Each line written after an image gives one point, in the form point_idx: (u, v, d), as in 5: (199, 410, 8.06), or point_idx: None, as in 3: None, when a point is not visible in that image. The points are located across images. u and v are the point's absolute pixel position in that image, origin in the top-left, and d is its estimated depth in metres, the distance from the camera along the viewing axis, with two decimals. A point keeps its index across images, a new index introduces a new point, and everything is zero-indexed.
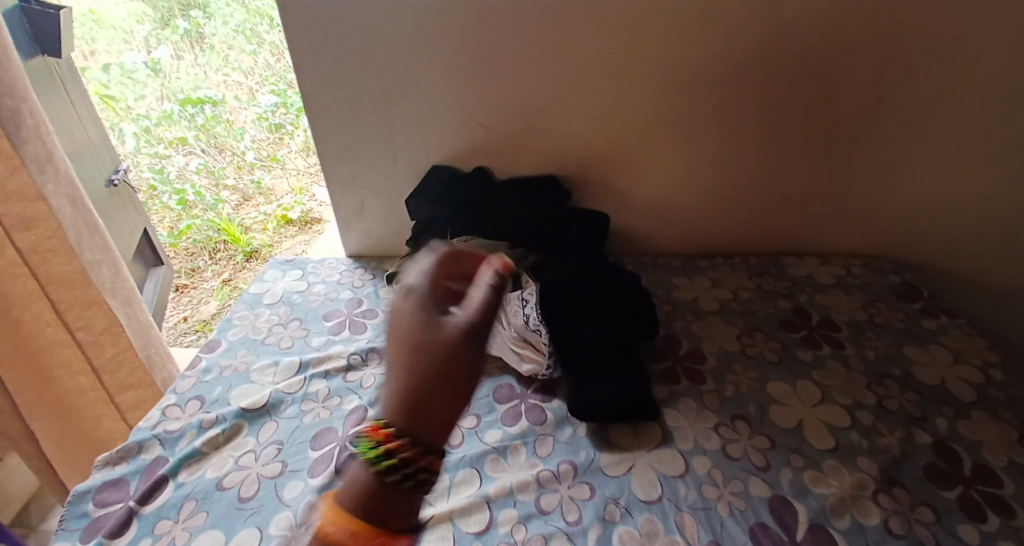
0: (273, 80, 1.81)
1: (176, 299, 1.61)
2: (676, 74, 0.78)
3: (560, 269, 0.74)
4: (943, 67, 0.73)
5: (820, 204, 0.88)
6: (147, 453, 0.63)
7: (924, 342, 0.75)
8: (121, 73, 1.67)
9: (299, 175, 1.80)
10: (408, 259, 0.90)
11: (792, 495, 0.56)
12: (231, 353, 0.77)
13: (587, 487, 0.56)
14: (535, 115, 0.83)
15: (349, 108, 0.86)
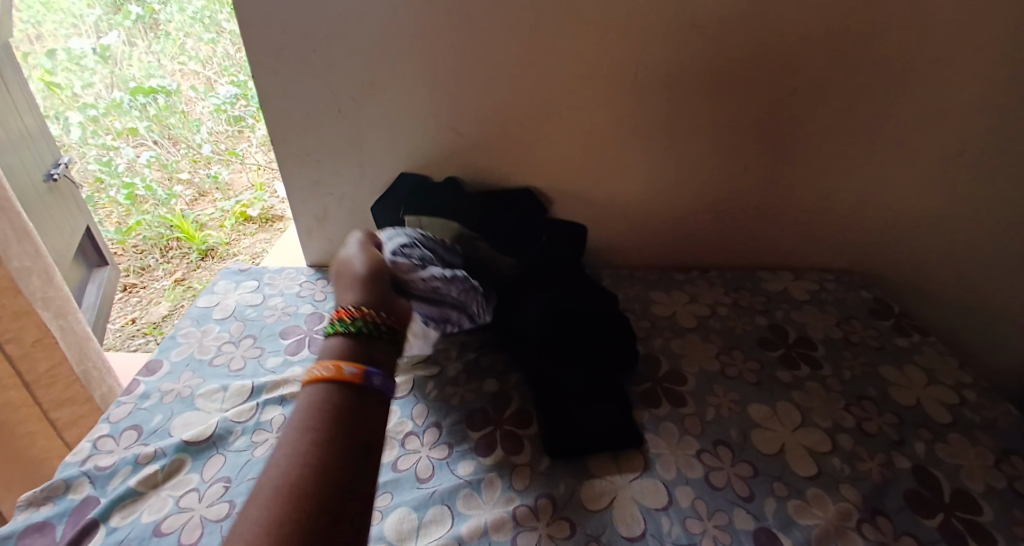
0: (232, 71, 1.68)
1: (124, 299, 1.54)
2: (657, 86, 0.75)
3: (536, 295, 0.69)
4: (920, 89, 0.73)
5: (796, 219, 0.87)
6: (75, 493, 0.57)
7: (899, 361, 0.75)
8: (67, 59, 1.58)
9: (259, 170, 1.68)
10: None
11: (778, 528, 0.53)
12: (175, 376, 0.71)
13: (566, 525, 0.53)
14: (511, 124, 0.79)
15: (311, 110, 0.80)
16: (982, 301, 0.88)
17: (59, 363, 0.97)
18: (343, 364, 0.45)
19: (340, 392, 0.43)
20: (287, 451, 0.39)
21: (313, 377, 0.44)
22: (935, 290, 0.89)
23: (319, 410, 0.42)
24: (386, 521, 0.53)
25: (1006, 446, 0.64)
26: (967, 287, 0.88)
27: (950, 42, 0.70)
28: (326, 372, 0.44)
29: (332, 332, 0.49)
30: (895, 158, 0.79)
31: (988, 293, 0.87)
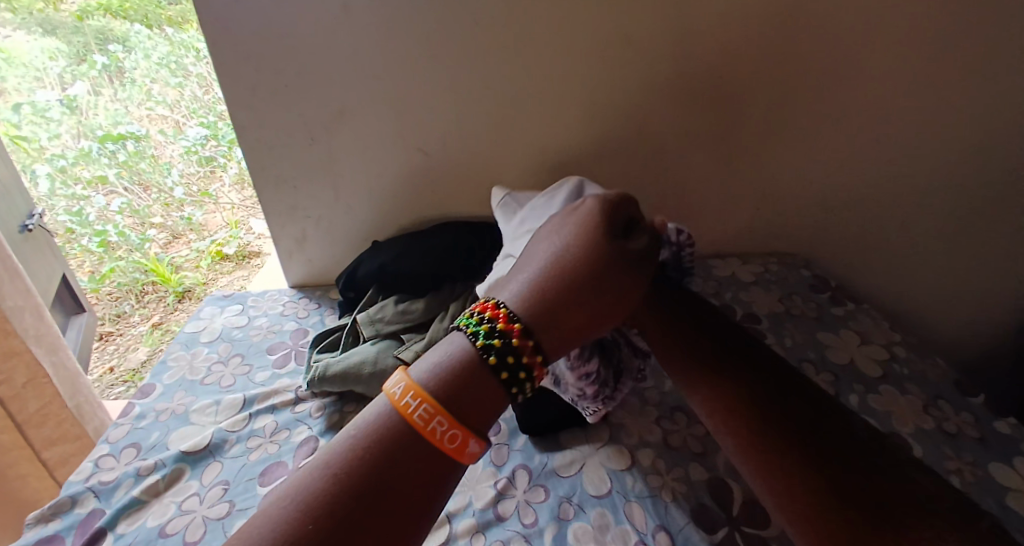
0: (201, 113, 1.73)
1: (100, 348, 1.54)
2: (601, 99, 0.83)
3: None
4: (837, 89, 0.81)
5: (740, 211, 0.94)
6: (81, 507, 0.61)
7: (835, 327, 0.83)
8: (32, 111, 1.59)
9: (233, 209, 1.71)
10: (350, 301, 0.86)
11: (728, 476, 0.59)
12: (168, 396, 0.75)
13: (541, 490, 0.59)
14: (470, 141, 0.86)
15: (285, 140, 0.86)
16: (913, 273, 0.96)
17: (49, 401, 1.00)
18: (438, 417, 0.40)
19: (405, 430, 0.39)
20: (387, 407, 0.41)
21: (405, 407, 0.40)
22: (869, 267, 0.97)
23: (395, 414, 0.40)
24: None
25: (934, 392, 0.73)
26: (899, 262, 0.96)
27: (857, 48, 0.78)
28: (420, 412, 0.40)
29: (467, 328, 0.44)
30: (823, 153, 0.87)
31: (920, 265, 0.95)
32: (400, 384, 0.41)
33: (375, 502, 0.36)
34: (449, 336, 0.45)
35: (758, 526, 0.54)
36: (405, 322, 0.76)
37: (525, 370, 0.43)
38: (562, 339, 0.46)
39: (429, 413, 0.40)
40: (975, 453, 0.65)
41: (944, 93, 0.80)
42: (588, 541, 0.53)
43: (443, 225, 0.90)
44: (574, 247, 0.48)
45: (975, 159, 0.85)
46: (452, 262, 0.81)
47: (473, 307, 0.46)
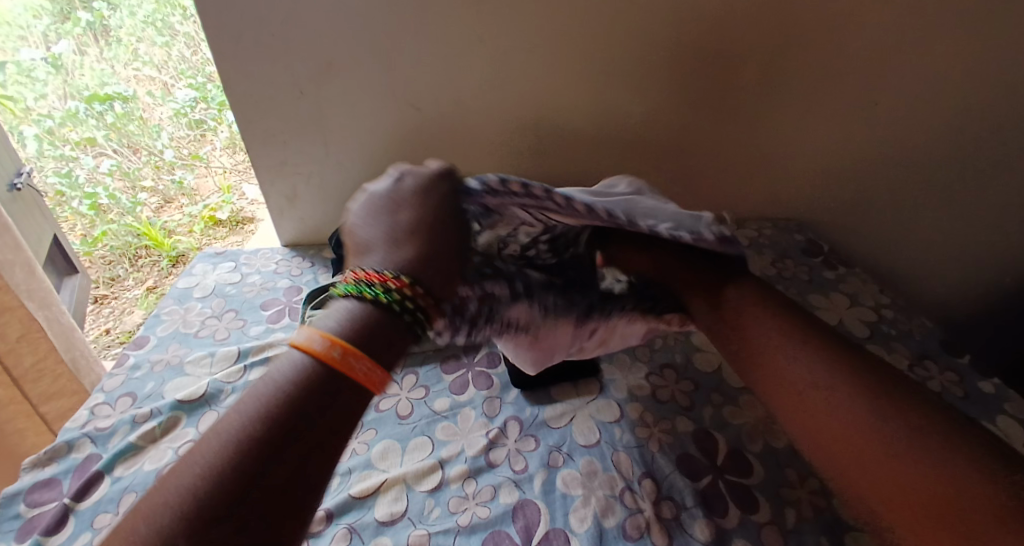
0: (189, 74, 1.68)
1: (94, 312, 1.52)
2: (598, 55, 0.81)
3: None
4: (839, 49, 0.79)
5: (735, 174, 0.94)
6: (78, 452, 0.62)
7: (825, 289, 0.84)
8: (17, 71, 1.52)
9: (225, 173, 1.69)
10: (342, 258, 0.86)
11: (714, 428, 0.61)
12: (162, 348, 0.76)
13: (532, 440, 0.60)
14: (464, 97, 0.85)
15: (274, 93, 0.84)
16: (905, 237, 0.97)
17: (45, 357, 1.01)
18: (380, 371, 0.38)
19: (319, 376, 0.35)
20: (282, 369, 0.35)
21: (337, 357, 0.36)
22: (862, 231, 0.98)
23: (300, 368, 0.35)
24: (372, 451, 0.60)
25: (919, 352, 0.74)
26: (892, 226, 0.96)
27: (862, 7, 0.76)
28: (358, 365, 0.36)
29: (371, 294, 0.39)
30: (820, 115, 0.86)
31: (912, 229, 0.96)
32: (324, 336, 0.36)
33: (307, 456, 0.33)
34: (339, 302, 0.39)
35: (740, 474, 0.56)
36: None
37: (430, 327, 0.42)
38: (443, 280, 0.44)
39: (369, 367, 0.37)
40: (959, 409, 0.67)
41: (946, 54, 0.78)
42: (576, 487, 0.55)
43: None
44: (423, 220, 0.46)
45: (974, 124, 0.84)
46: None
47: (371, 274, 0.40)
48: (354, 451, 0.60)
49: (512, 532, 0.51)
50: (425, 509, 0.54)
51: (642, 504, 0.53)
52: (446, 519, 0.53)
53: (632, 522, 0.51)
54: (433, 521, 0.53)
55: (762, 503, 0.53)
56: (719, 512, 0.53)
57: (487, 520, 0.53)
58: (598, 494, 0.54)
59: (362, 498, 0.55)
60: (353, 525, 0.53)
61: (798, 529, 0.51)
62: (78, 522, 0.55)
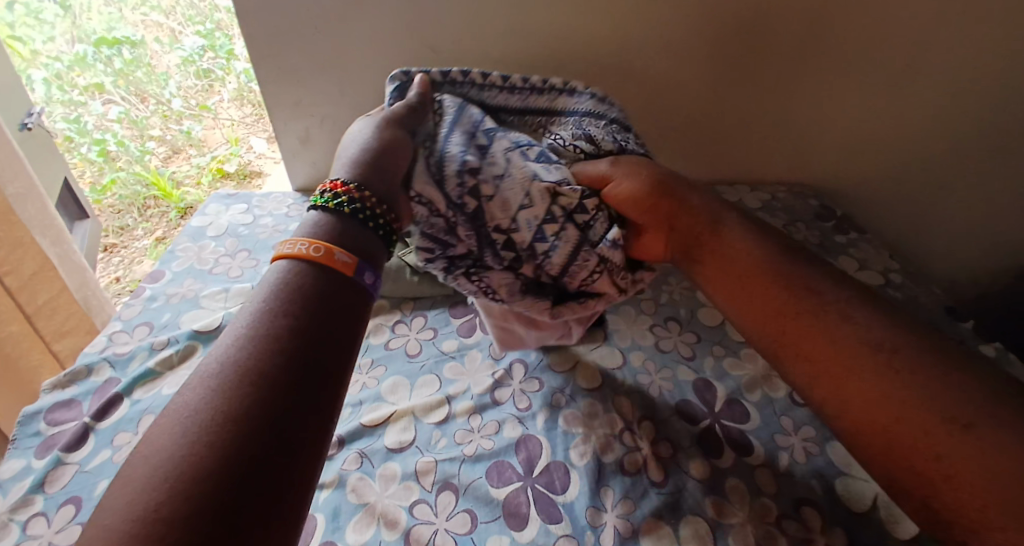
0: (198, 20, 1.63)
1: (104, 260, 1.55)
2: (620, 3, 0.79)
3: None
4: (870, 5, 0.76)
5: (753, 135, 0.92)
6: (97, 375, 0.66)
7: (834, 253, 0.84)
8: (26, 13, 1.56)
9: (233, 125, 1.66)
10: None
11: (714, 378, 0.62)
12: (178, 282, 0.78)
13: (536, 381, 0.62)
14: (479, 41, 0.83)
15: (289, 29, 0.83)
16: (923, 207, 0.95)
17: (58, 294, 1.03)
18: (336, 249, 0.43)
19: (312, 272, 0.41)
20: (269, 309, 0.38)
21: (295, 254, 0.42)
22: (878, 199, 0.96)
23: (294, 288, 0.40)
24: (382, 385, 0.62)
25: (925, 316, 0.74)
26: (911, 195, 0.94)
27: None
28: (310, 249, 0.42)
29: (319, 205, 0.46)
30: (847, 77, 0.83)
31: (929, 201, 0.94)
32: (287, 241, 0.43)
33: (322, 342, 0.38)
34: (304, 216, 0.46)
35: (737, 421, 0.58)
36: None
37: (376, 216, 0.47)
38: (383, 176, 0.50)
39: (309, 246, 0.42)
40: None
41: (983, 15, 0.75)
42: (577, 425, 0.57)
43: None
44: (390, 126, 0.54)
45: (1004, 92, 0.81)
46: None
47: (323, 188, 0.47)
48: (364, 384, 0.63)
49: (514, 463, 0.54)
50: (432, 439, 0.56)
51: (640, 444, 0.55)
52: (451, 448, 0.56)
53: (630, 458, 0.54)
54: (439, 450, 0.55)
55: (757, 447, 0.55)
56: (715, 453, 0.55)
57: (490, 451, 0.55)
58: (598, 432, 0.56)
59: (371, 427, 0.58)
60: (363, 451, 0.56)
61: (790, 473, 0.53)
62: (97, 439, 0.59)
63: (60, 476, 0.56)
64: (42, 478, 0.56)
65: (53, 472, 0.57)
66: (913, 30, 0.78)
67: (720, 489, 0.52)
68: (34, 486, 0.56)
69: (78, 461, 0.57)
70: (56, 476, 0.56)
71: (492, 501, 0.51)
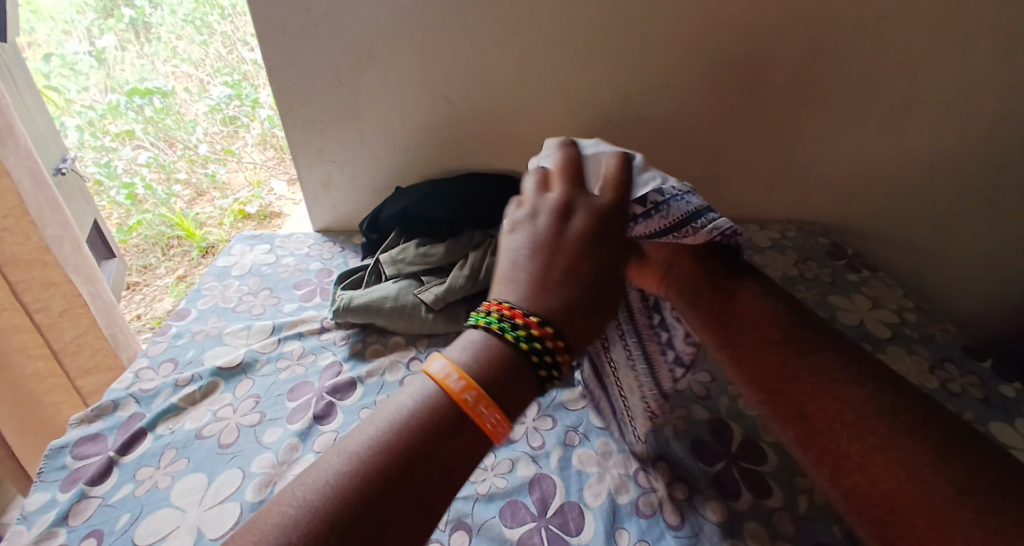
0: (225, 72, 1.74)
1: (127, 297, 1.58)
2: (628, 54, 0.82)
3: None
4: (867, 54, 0.79)
5: (760, 177, 0.93)
6: (122, 410, 0.68)
7: (848, 291, 0.84)
8: (61, 64, 1.59)
9: (255, 169, 1.73)
10: (373, 241, 0.90)
11: (730, 417, 0.62)
12: (203, 320, 0.81)
13: (549, 420, 0.63)
14: (494, 91, 0.88)
15: (314, 82, 0.89)
16: (938, 247, 0.95)
17: (85, 331, 1.06)
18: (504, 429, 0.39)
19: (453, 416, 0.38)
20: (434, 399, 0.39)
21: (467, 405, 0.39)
22: (892, 238, 0.96)
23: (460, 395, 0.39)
24: None
25: (940, 354, 0.73)
26: (925, 234, 0.94)
27: (894, 13, 0.75)
28: (477, 405, 0.38)
29: (481, 322, 0.42)
30: (851, 121, 0.85)
31: (941, 241, 0.94)
32: (461, 374, 0.39)
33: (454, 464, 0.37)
34: (463, 333, 0.42)
35: (755, 461, 0.57)
36: (423, 266, 0.79)
37: (554, 366, 0.41)
38: (575, 320, 0.43)
39: (498, 420, 0.39)
40: (977, 411, 0.66)
41: (979, 61, 0.78)
42: (591, 465, 0.58)
43: (461, 177, 0.91)
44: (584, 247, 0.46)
45: (1008, 133, 0.82)
46: (457, 214, 0.83)
47: (490, 307, 0.43)
48: None
49: (528, 503, 0.54)
50: None
51: (655, 484, 0.55)
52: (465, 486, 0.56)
53: (645, 500, 0.54)
54: None
55: (776, 489, 0.55)
56: (732, 495, 0.54)
57: (505, 490, 0.55)
58: (612, 472, 0.57)
59: None
60: None
61: (810, 515, 0.53)
62: (121, 473, 0.61)
63: (83, 509, 0.57)
64: (67, 511, 0.57)
65: (78, 504, 0.58)
66: (913, 75, 0.80)
67: (737, 532, 0.51)
68: (57, 518, 0.56)
69: (102, 494, 0.58)
70: (80, 509, 0.57)
71: (506, 542, 0.51)
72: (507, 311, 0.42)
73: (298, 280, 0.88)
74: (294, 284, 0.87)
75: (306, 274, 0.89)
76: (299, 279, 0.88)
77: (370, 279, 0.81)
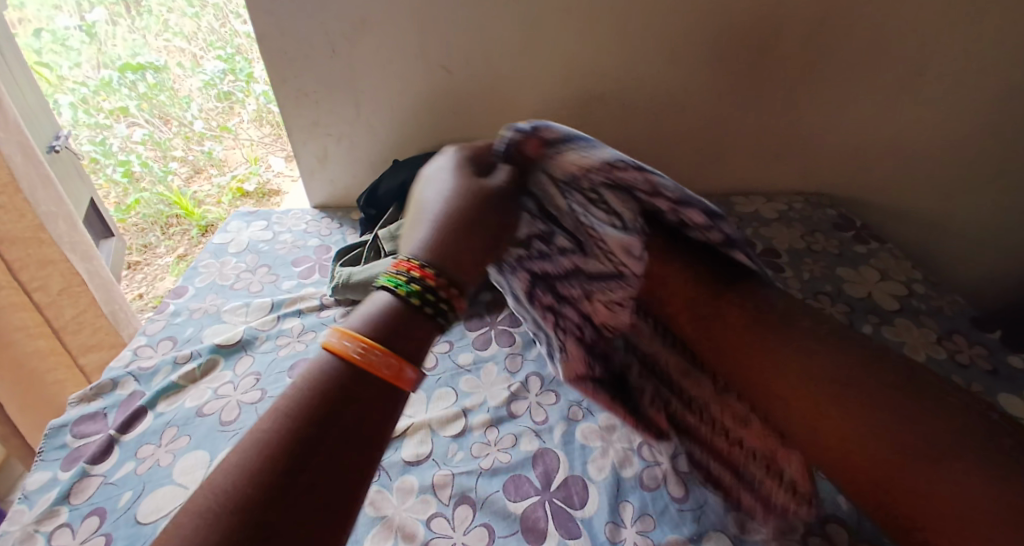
0: (218, 46, 1.70)
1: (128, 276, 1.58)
2: (631, 19, 0.79)
3: None
4: (880, 19, 0.76)
5: (767, 147, 0.91)
6: (122, 389, 0.68)
7: (855, 264, 0.82)
8: (52, 39, 1.54)
9: (252, 146, 1.70)
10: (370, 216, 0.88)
11: None
12: (201, 297, 0.80)
13: (553, 395, 0.63)
14: (492, 60, 0.85)
15: (306, 51, 0.86)
16: (947, 219, 0.93)
17: (85, 309, 1.05)
18: (407, 364, 0.37)
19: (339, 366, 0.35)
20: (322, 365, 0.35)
21: (362, 359, 0.35)
22: (900, 210, 0.94)
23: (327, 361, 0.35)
24: None
25: (948, 327, 0.73)
26: (934, 206, 0.93)
27: None
28: (370, 354, 0.35)
29: (392, 287, 0.40)
30: (862, 90, 0.82)
31: (951, 213, 0.92)
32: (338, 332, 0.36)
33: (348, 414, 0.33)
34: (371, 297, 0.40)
35: None
36: None
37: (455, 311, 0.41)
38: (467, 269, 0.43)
39: (368, 350, 0.35)
40: (985, 383, 0.65)
41: (997, 27, 0.75)
42: (595, 439, 0.57)
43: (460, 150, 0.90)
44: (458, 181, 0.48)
45: None
46: None
47: (396, 266, 0.41)
48: None
49: (531, 477, 0.54)
50: (449, 452, 0.57)
51: (659, 458, 0.55)
52: (468, 462, 0.56)
53: (649, 473, 0.54)
54: (456, 463, 0.56)
55: None
56: None
57: (508, 465, 0.55)
58: (616, 447, 0.56)
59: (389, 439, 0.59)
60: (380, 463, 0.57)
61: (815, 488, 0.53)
62: (122, 451, 0.60)
63: (85, 487, 0.57)
64: (68, 489, 0.57)
65: (79, 483, 0.58)
66: (927, 40, 0.77)
67: None
68: (59, 496, 0.56)
69: (103, 472, 0.58)
70: (82, 487, 0.57)
71: (510, 516, 0.51)
72: (415, 271, 0.40)
73: (296, 257, 0.86)
74: (292, 260, 0.86)
75: (304, 250, 0.88)
76: (297, 255, 0.87)
77: (368, 256, 0.80)
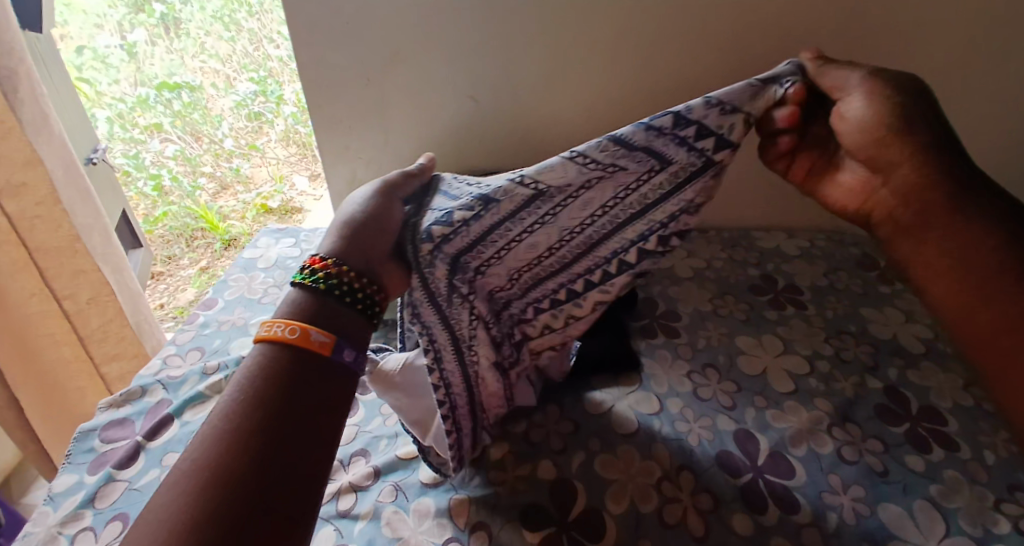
0: (252, 68, 1.73)
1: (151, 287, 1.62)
2: (658, 56, 0.81)
3: None
4: (902, 62, 0.77)
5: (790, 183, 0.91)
6: (150, 396, 0.69)
7: (879, 304, 0.81)
8: (93, 57, 1.63)
9: (279, 164, 1.75)
10: None
11: (756, 429, 0.62)
12: (229, 310, 0.82)
13: (571, 424, 0.62)
14: (521, 91, 0.87)
15: (341, 77, 0.89)
16: None
17: (112, 319, 1.06)
18: (311, 328, 0.45)
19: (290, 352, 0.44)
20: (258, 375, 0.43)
21: (270, 334, 0.45)
22: None
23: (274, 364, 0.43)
24: None
25: None
26: None
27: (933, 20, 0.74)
28: (283, 330, 0.45)
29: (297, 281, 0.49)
30: None
31: None
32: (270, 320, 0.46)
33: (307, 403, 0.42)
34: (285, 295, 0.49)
35: (782, 476, 0.57)
36: None
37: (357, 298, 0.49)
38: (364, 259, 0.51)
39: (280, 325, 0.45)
40: None
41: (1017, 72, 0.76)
42: (614, 472, 0.57)
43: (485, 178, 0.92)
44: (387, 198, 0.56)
45: None
46: None
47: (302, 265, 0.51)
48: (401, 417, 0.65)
49: (550, 507, 0.54)
50: (466, 476, 0.57)
51: (679, 494, 0.55)
52: (485, 486, 0.56)
53: (668, 510, 0.53)
54: (473, 487, 0.56)
55: (804, 506, 0.54)
56: (759, 509, 0.54)
57: (526, 492, 0.55)
58: (636, 480, 0.56)
59: (407, 459, 0.60)
60: (398, 483, 0.57)
61: (838, 533, 0.52)
62: (147, 458, 0.61)
63: (109, 493, 0.58)
64: (93, 494, 0.58)
65: (104, 488, 0.58)
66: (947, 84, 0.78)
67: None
68: (84, 501, 0.57)
69: (128, 478, 0.59)
70: (107, 492, 0.58)
71: None
72: (316, 265, 0.50)
73: None
74: None
75: None
76: None
77: None
